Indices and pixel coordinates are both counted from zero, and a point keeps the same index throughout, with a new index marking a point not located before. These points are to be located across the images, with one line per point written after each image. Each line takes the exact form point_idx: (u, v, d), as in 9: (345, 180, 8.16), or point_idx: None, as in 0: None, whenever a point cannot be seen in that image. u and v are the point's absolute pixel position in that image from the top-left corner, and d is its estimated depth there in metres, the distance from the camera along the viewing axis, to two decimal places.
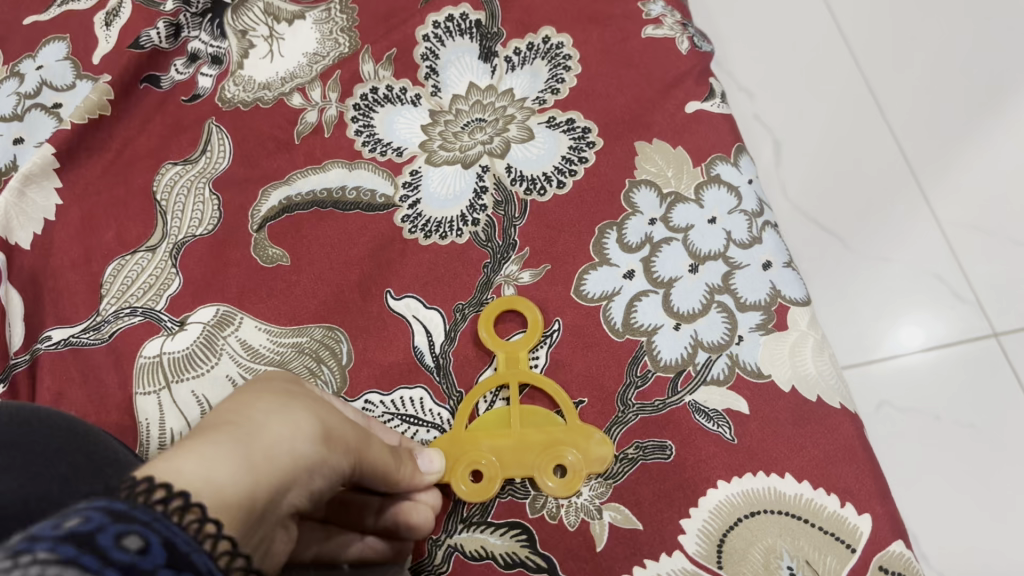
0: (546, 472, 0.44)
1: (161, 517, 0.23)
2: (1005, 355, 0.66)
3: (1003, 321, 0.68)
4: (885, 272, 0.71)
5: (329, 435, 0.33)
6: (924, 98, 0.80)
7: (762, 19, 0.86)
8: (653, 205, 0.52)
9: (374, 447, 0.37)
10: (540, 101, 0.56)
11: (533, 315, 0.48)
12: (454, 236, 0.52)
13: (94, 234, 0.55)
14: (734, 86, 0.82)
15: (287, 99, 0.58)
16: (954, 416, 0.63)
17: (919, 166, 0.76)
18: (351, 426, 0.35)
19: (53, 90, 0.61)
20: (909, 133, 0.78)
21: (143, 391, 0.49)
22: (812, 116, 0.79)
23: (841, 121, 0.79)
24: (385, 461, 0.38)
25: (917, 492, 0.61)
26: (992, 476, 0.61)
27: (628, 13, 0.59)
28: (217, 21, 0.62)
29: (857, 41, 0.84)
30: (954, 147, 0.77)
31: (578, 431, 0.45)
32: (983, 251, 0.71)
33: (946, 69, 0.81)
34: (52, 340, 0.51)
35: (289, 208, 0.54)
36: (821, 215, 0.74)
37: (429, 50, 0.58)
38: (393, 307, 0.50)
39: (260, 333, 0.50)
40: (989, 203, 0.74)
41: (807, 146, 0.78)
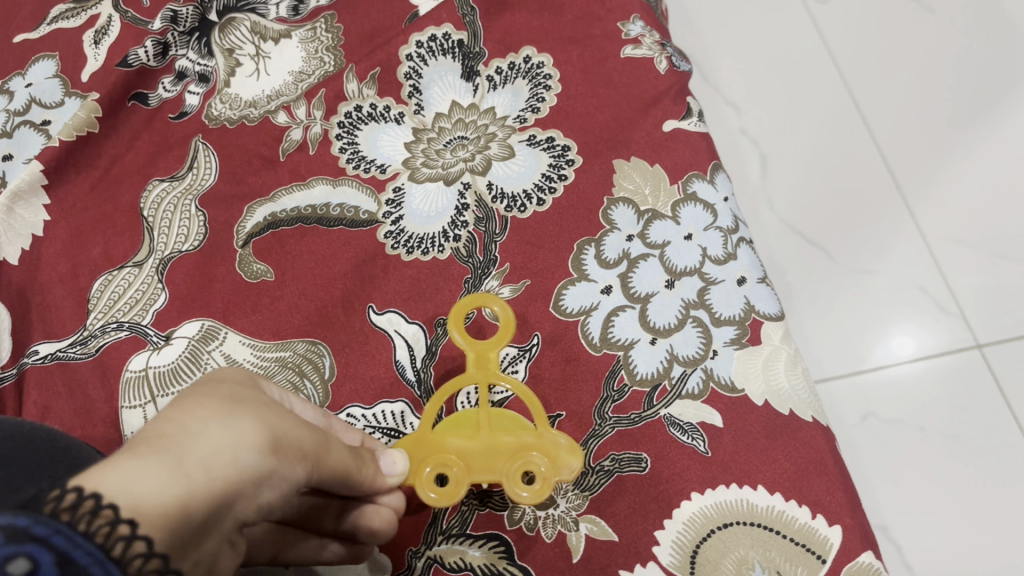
0: (513, 475, 0.42)
1: (63, 527, 0.24)
2: (987, 363, 0.78)
3: (984, 333, 0.80)
4: (874, 285, 0.83)
5: (278, 443, 0.32)
6: (908, 116, 0.94)
7: (755, 45, 1.00)
8: (630, 222, 0.53)
9: (330, 453, 0.36)
10: (521, 119, 0.57)
11: (505, 313, 0.46)
12: (435, 251, 0.53)
13: (82, 249, 0.56)
14: (723, 101, 0.96)
15: (273, 117, 0.59)
16: (937, 428, 0.75)
17: (905, 179, 0.89)
18: (306, 431, 0.35)
19: (41, 107, 0.61)
20: (895, 146, 0.91)
21: (129, 405, 0.50)
22: (801, 133, 0.93)
23: (832, 139, 0.92)
24: (342, 465, 0.37)
25: (902, 494, 0.73)
26: (972, 466, 0.73)
27: (608, 33, 0.60)
28: (205, 39, 0.63)
29: (845, 60, 0.98)
30: (938, 163, 0.90)
31: (547, 437, 0.44)
32: (965, 264, 0.84)
33: (927, 92, 0.95)
34: (39, 355, 0.52)
35: (273, 224, 0.55)
36: (808, 230, 0.87)
37: (412, 69, 0.59)
38: (375, 322, 0.51)
39: (245, 348, 0.51)
40: (970, 216, 0.87)
41: (797, 162, 0.91)
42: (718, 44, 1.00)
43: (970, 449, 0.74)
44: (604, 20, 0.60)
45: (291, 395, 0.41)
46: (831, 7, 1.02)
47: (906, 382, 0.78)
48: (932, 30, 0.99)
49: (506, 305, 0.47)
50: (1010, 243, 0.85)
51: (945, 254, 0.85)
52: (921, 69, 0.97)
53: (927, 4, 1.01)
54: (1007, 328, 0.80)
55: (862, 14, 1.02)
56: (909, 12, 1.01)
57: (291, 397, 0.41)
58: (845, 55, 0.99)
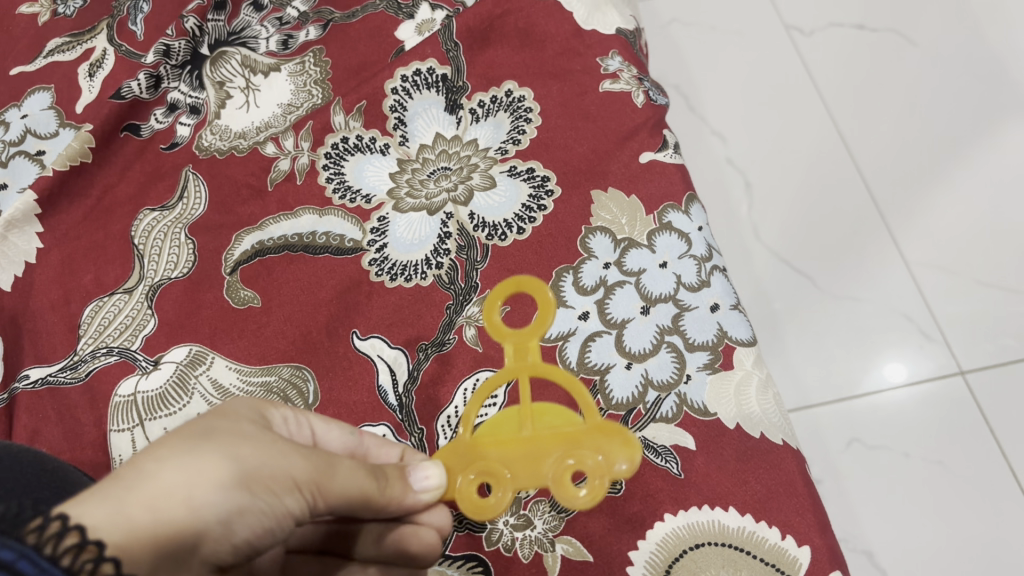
0: (561, 482, 0.41)
1: (30, 552, 0.25)
2: (969, 389, 0.82)
3: (967, 360, 0.84)
4: (855, 312, 0.87)
5: (247, 476, 0.34)
6: (892, 149, 0.97)
7: (739, 82, 1.04)
8: (607, 250, 0.55)
9: (334, 483, 0.37)
10: (502, 151, 0.59)
11: (543, 296, 0.43)
12: (418, 278, 0.55)
13: (74, 276, 0.57)
14: (709, 132, 1.01)
15: (261, 148, 0.61)
16: (922, 454, 0.79)
17: (888, 211, 0.93)
18: (302, 460, 0.36)
19: (37, 138, 0.63)
20: (874, 176, 0.95)
21: (117, 428, 0.51)
22: (784, 167, 0.97)
23: (815, 172, 0.96)
24: (351, 489, 0.38)
25: (886, 521, 0.76)
26: (951, 490, 0.77)
27: (588, 68, 0.62)
28: (196, 72, 0.65)
29: (829, 96, 1.02)
30: (921, 195, 0.94)
31: (597, 434, 0.42)
32: (948, 292, 0.88)
33: (909, 125, 0.99)
34: (30, 379, 0.54)
35: (261, 252, 0.57)
36: (795, 260, 0.91)
37: (397, 102, 0.61)
38: (358, 347, 0.53)
39: (231, 373, 0.53)
40: (953, 247, 0.91)
41: (780, 194, 0.95)
42: (703, 78, 1.05)
43: (956, 476, 0.78)
44: (584, 55, 0.62)
45: (321, 419, 0.43)
46: (816, 38, 1.07)
47: (894, 409, 0.81)
48: (914, 64, 1.03)
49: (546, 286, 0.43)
50: (992, 270, 0.89)
51: (928, 280, 0.89)
52: (902, 104, 1.00)
53: (910, 36, 1.06)
54: (989, 355, 0.84)
55: (845, 50, 1.06)
56: (891, 45, 1.05)
57: (308, 419, 0.42)
58: (833, 87, 1.03)
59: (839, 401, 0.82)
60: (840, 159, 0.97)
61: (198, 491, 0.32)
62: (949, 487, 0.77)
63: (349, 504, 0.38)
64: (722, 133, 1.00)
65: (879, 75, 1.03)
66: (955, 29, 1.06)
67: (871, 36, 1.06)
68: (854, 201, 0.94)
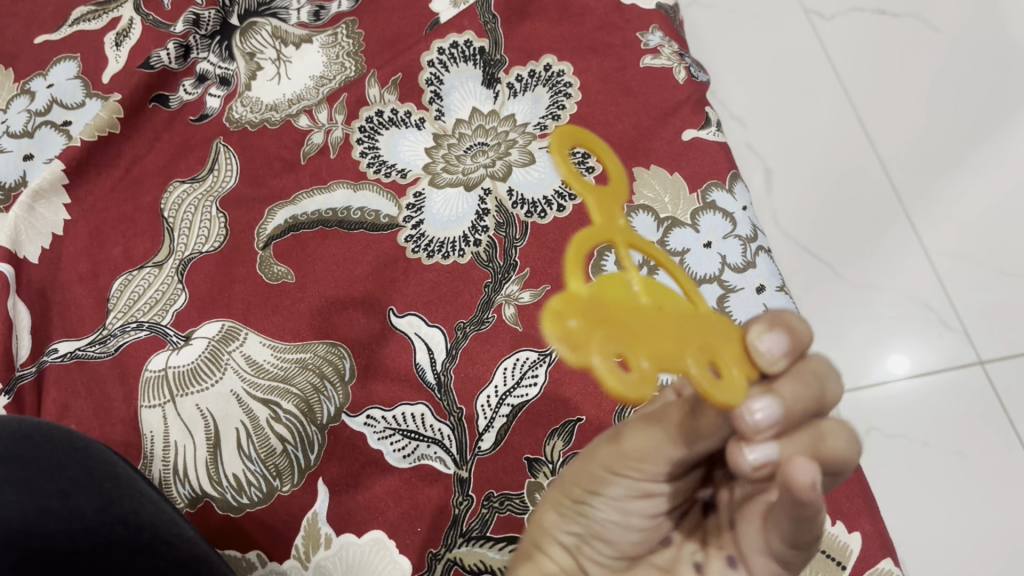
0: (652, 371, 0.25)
1: None
2: (989, 379, 0.81)
3: (986, 349, 0.83)
4: (875, 300, 0.86)
5: (568, 491, 0.37)
6: (913, 132, 0.96)
7: (760, 64, 1.02)
8: (650, 229, 0.53)
9: (623, 451, 0.35)
10: (541, 126, 0.57)
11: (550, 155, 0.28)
12: (456, 256, 0.54)
13: (102, 249, 0.57)
14: (727, 115, 0.99)
15: (295, 121, 0.59)
16: (941, 444, 0.77)
17: (908, 198, 0.92)
18: (611, 448, 0.36)
19: (63, 108, 0.62)
20: (896, 165, 0.94)
21: (148, 405, 0.51)
22: (801, 150, 0.95)
23: (832, 156, 0.95)
24: (653, 442, 0.34)
25: (904, 512, 0.74)
26: (973, 482, 0.75)
27: (627, 42, 0.60)
28: (226, 43, 0.64)
29: (849, 80, 1.01)
30: (940, 182, 0.92)
31: (583, 304, 0.24)
32: (967, 281, 0.87)
33: (928, 109, 0.97)
34: (58, 353, 0.53)
35: (294, 227, 0.56)
36: (812, 245, 0.89)
37: (433, 75, 0.60)
38: (395, 324, 0.52)
39: (265, 349, 0.52)
40: (973, 235, 0.89)
41: (794, 176, 0.94)
42: (726, 59, 1.03)
43: (975, 466, 0.76)
44: (624, 30, 0.61)
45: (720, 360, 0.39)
46: (836, 22, 1.05)
47: (904, 400, 0.79)
48: (934, 51, 1.02)
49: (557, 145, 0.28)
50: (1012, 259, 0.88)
51: (949, 269, 0.88)
52: (924, 92, 0.99)
53: (931, 22, 1.04)
54: (1008, 345, 0.83)
55: (868, 36, 1.04)
56: (912, 32, 1.03)
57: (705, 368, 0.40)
58: (857, 76, 1.01)
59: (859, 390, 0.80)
60: (861, 148, 0.95)
61: (549, 520, 0.38)
62: (968, 478, 0.76)
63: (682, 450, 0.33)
64: (742, 117, 0.99)
65: (902, 64, 1.01)
66: (979, 16, 1.04)
67: (892, 21, 1.05)
68: (875, 191, 0.92)
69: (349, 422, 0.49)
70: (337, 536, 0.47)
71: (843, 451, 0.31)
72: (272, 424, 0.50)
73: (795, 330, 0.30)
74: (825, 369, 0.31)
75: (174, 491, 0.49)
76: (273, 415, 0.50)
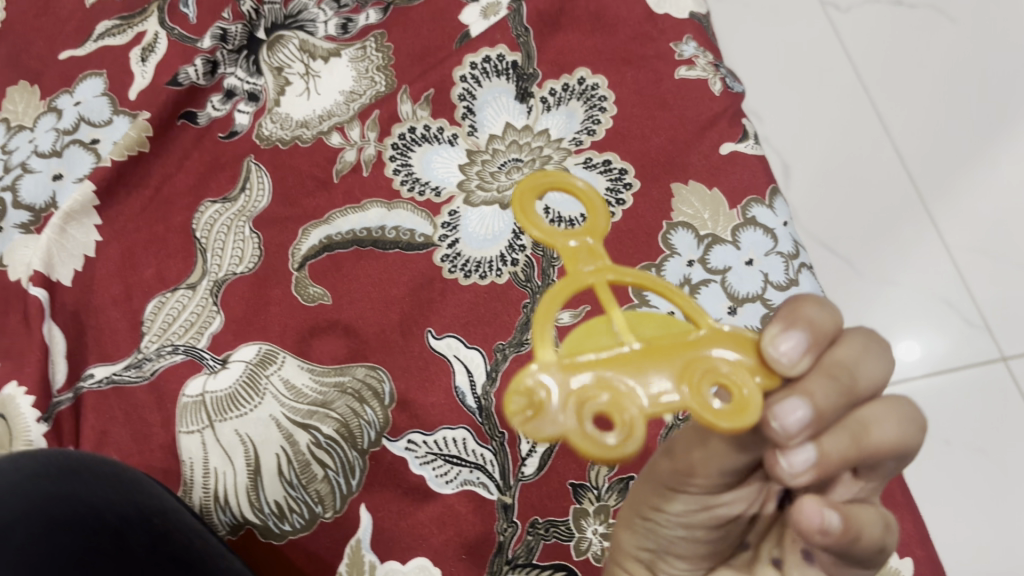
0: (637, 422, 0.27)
1: None
2: (1012, 376, 0.76)
3: (1010, 346, 0.78)
4: (893, 298, 0.80)
5: (635, 509, 0.38)
6: (931, 121, 0.91)
7: (773, 53, 0.96)
8: (690, 247, 0.52)
9: (673, 471, 0.35)
10: (576, 142, 0.56)
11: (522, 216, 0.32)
12: (494, 275, 0.53)
13: (135, 271, 0.56)
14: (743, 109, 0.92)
15: (326, 138, 0.59)
16: (965, 442, 0.73)
17: (926, 193, 0.86)
18: (660, 463, 0.36)
19: (90, 126, 0.61)
20: (916, 161, 0.88)
21: (186, 430, 0.50)
22: (813, 142, 0.90)
23: (845, 148, 0.89)
24: (694, 459, 0.34)
25: (927, 516, 0.70)
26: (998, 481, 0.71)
27: (661, 53, 0.59)
28: (253, 57, 0.63)
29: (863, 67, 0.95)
30: (958, 176, 0.87)
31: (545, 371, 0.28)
32: (988, 276, 0.82)
33: (946, 97, 0.92)
34: (95, 378, 0.52)
35: (329, 247, 0.55)
36: (837, 245, 0.83)
37: (465, 90, 0.59)
38: (434, 346, 0.52)
39: (303, 372, 0.51)
40: (993, 228, 0.84)
41: (810, 170, 0.88)
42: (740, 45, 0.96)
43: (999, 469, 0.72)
44: (657, 41, 0.60)
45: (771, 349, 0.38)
46: (854, 15, 0.98)
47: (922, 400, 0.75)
48: (950, 45, 0.96)
49: (521, 207, 0.32)
50: None
51: (971, 267, 0.82)
52: (942, 79, 0.94)
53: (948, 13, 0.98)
54: None
55: (886, 32, 0.97)
56: (929, 21, 0.97)
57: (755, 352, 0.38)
58: (875, 72, 0.95)
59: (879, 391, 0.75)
60: (880, 147, 0.89)
61: (624, 538, 0.39)
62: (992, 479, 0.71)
63: (731, 460, 0.33)
64: (757, 112, 0.92)
65: (918, 55, 0.95)
66: None
67: (909, 12, 0.98)
68: (893, 190, 0.87)
69: (390, 447, 0.49)
70: (381, 564, 0.46)
71: (885, 437, 0.30)
72: (313, 450, 0.49)
73: (811, 325, 0.30)
74: (850, 358, 0.30)
75: (215, 518, 0.49)
76: (313, 440, 0.49)
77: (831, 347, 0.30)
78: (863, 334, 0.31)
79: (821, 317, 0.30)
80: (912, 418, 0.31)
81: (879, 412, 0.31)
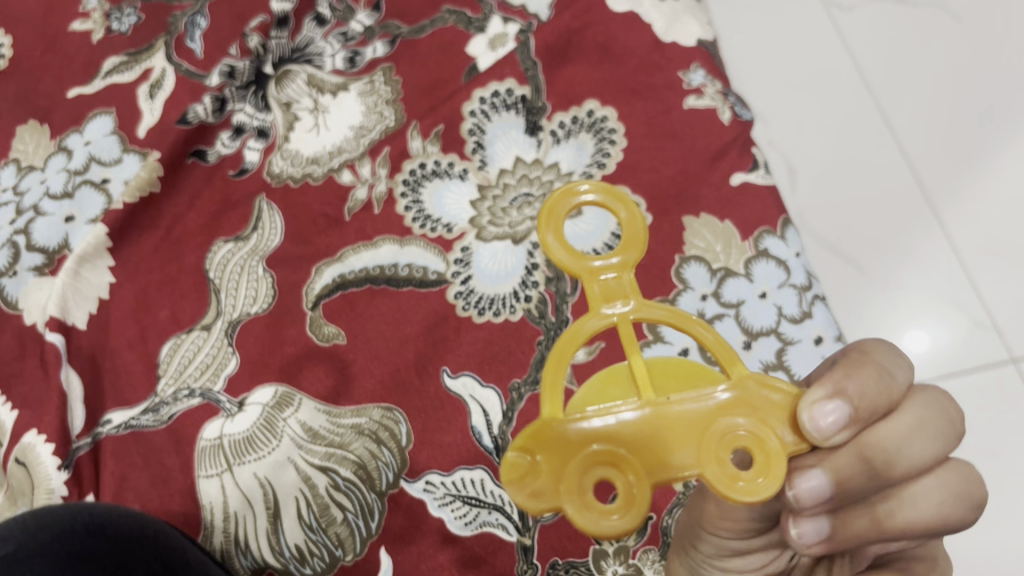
0: (641, 484, 0.29)
1: None
2: None
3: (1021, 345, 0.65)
4: (890, 301, 0.66)
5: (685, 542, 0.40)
6: (937, 104, 0.75)
7: (770, 30, 0.79)
8: (703, 280, 0.52)
9: (709, 516, 0.37)
10: (587, 175, 0.56)
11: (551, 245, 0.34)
12: (507, 312, 0.53)
13: (149, 313, 0.56)
14: None
15: (337, 176, 0.59)
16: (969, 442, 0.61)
17: (933, 189, 0.71)
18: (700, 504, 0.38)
19: (100, 165, 0.61)
20: (925, 160, 0.72)
21: (206, 474, 0.50)
22: (812, 131, 0.74)
23: (846, 138, 0.74)
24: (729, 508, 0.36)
25: None
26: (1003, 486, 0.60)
27: (670, 82, 0.59)
28: (261, 92, 0.63)
29: (857, 47, 0.78)
30: (962, 174, 0.72)
31: (553, 439, 0.30)
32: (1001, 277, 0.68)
33: (956, 77, 0.76)
34: (113, 424, 0.53)
35: (342, 285, 0.55)
36: (843, 246, 0.68)
37: (475, 125, 0.59)
38: (450, 386, 0.52)
39: (320, 414, 0.52)
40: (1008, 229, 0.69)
41: (809, 158, 0.73)
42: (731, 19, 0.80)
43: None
44: (665, 69, 0.60)
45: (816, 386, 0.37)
46: (856, 17, 0.80)
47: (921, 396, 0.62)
48: (955, 42, 0.78)
49: (550, 236, 0.34)
50: None
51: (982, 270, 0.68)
52: (948, 63, 0.77)
53: (954, 11, 0.80)
54: None
55: (893, 27, 0.79)
56: (931, 23, 0.79)
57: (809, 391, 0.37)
58: (876, 65, 0.78)
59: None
60: (883, 151, 0.73)
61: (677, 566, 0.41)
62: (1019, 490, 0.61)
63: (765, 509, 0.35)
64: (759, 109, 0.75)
65: (924, 50, 0.78)
66: None
67: (913, 11, 0.80)
68: (898, 201, 0.70)
69: (408, 488, 0.49)
70: None
71: (918, 519, 0.30)
72: (332, 493, 0.49)
73: (855, 401, 0.30)
74: (893, 438, 0.30)
75: (235, 563, 0.49)
76: (332, 483, 0.50)
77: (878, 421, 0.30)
78: (926, 409, 0.30)
79: (872, 390, 0.30)
80: (963, 499, 0.31)
81: (919, 492, 0.30)
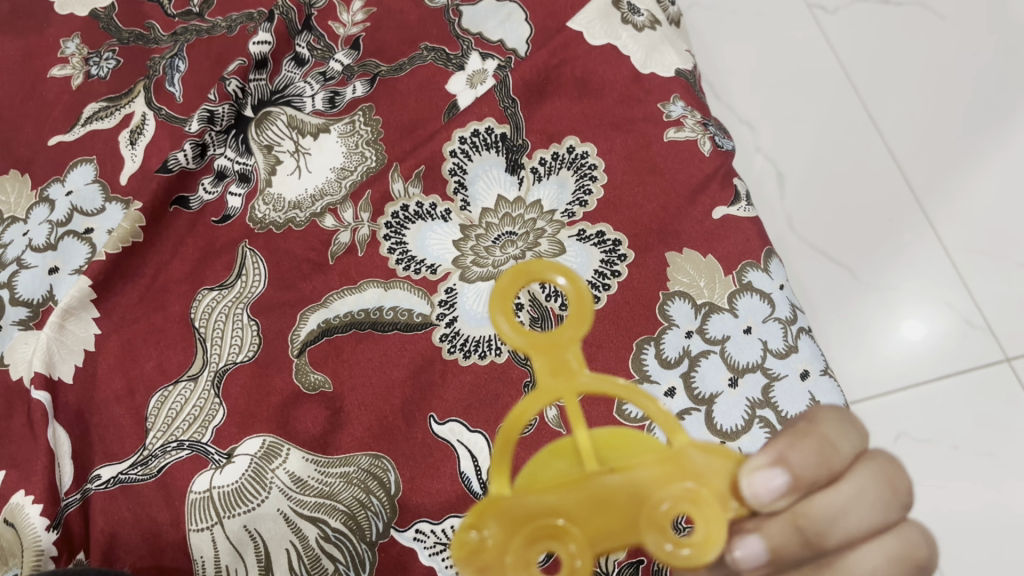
0: (582, 553, 0.30)
1: None
2: (1016, 377, 0.76)
3: (1012, 346, 0.77)
4: (899, 302, 0.79)
5: None
6: (925, 110, 0.90)
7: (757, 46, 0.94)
8: (688, 317, 0.52)
9: None
10: (569, 214, 0.57)
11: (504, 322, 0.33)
12: (493, 354, 0.53)
13: (135, 363, 0.56)
14: (734, 118, 0.90)
15: (320, 221, 0.59)
16: (971, 445, 0.73)
17: (923, 194, 0.85)
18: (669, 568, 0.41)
19: (83, 215, 0.61)
20: (910, 159, 0.87)
21: (196, 528, 0.50)
22: (802, 137, 0.88)
23: (831, 145, 0.87)
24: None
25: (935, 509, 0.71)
26: (1002, 483, 0.72)
27: (649, 115, 0.60)
28: (242, 136, 0.63)
29: (848, 57, 0.93)
30: (959, 169, 0.86)
31: (502, 512, 0.31)
32: (990, 273, 0.81)
33: (931, 82, 0.91)
34: (102, 479, 0.53)
35: (328, 331, 0.55)
36: (830, 249, 0.82)
37: (456, 165, 0.59)
38: (437, 432, 0.52)
39: (308, 464, 0.51)
40: (986, 225, 0.83)
41: (798, 166, 0.86)
42: (718, 36, 0.95)
43: (1003, 468, 0.72)
44: (644, 102, 0.60)
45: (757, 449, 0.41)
46: (840, 17, 0.96)
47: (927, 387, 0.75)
48: (938, 39, 0.94)
49: (502, 311, 0.33)
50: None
51: (968, 266, 0.81)
52: (929, 74, 0.92)
53: (937, 9, 0.96)
54: None
55: (875, 32, 0.95)
56: (917, 20, 0.95)
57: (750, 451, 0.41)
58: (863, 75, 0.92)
59: (886, 394, 0.75)
60: (873, 147, 0.87)
61: None
62: (974, 472, 0.72)
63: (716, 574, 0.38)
64: (751, 121, 0.89)
65: (905, 52, 0.93)
66: None
67: (896, 10, 0.96)
68: (883, 204, 0.84)
69: (398, 537, 0.49)
70: None
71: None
72: (323, 544, 0.49)
73: (795, 470, 0.33)
74: (830, 508, 0.34)
75: None
76: (322, 534, 0.49)
77: (816, 490, 0.34)
78: (862, 477, 0.35)
79: (813, 460, 0.34)
80: (896, 559, 0.35)
81: (857, 556, 0.35)
